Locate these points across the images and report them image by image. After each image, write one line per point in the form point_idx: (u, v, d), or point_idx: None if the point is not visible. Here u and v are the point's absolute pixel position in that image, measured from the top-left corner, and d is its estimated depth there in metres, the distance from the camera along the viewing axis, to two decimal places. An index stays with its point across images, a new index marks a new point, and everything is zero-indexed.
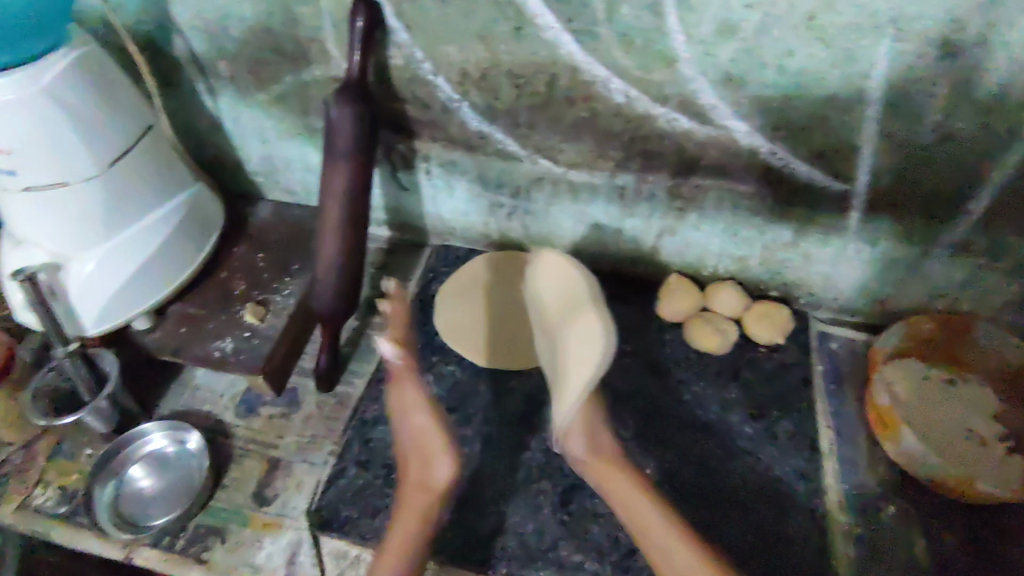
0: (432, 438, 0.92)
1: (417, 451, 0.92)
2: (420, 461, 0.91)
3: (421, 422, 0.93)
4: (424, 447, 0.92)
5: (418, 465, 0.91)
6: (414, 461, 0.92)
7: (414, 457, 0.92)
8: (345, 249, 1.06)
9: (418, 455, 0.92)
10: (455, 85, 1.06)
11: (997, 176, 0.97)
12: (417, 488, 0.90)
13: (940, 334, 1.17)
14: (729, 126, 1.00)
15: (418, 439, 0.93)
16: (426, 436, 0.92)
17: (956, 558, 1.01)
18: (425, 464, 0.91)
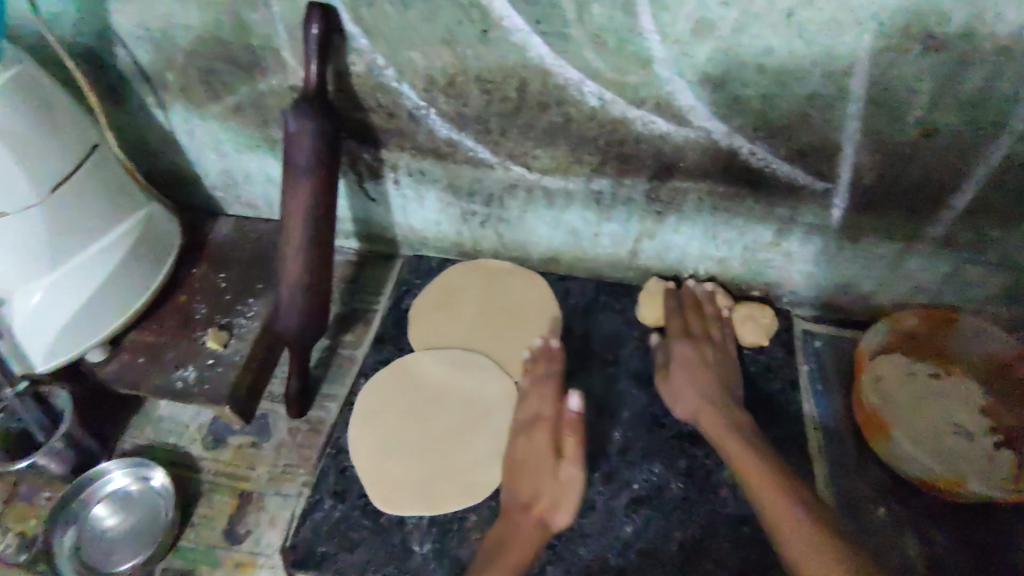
0: (548, 470, 0.96)
1: (522, 475, 0.96)
2: (553, 500, 0.94)
3: (533, 449, 0.98)
4: (567, 486, 0.95)
5: (549, 490, 0.95)
6: (544, 497, 0.94)
7: (541, 491, 0.95)
8: (311, 269, 1.00)
9: (540, 483, 0.95)
10: (421, 92, 1.01)
11: (981, 171, 0.95)
12: (524, 515, 0.93)
13: (924, 330, 1.15)
14: (708, 128, 0.97)
15: (529, 464, 0.97)
16: (553, 471, 0.96)
17: (949, 559, 0.99)
18: (556, 497, 0.94)
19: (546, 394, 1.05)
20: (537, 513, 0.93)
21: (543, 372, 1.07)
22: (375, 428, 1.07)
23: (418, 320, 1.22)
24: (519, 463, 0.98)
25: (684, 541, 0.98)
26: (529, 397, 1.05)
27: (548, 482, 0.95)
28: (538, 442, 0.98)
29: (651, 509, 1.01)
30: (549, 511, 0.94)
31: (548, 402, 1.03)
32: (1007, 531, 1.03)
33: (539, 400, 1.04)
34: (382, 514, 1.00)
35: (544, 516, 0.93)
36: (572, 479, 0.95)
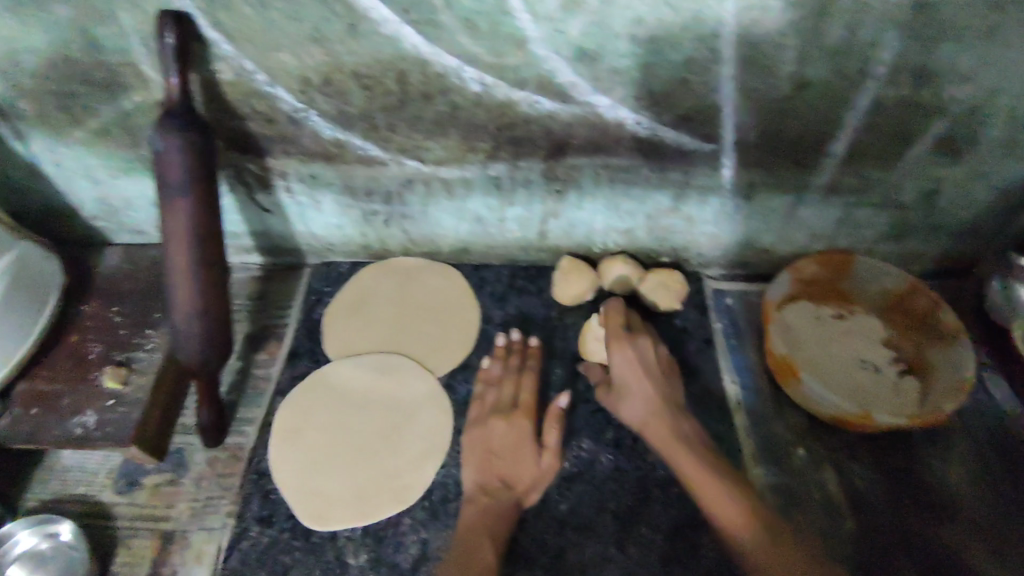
0: (532, 456, 0.99)
1: (503, 459, 0.99)
2: (531, 483, 0.98)
3: (514, 435, 1.00)
4: (545, 471, 0.99)
5: (530, 472, 0.98)
6: (522, 480, 0.98)
7: (523, 475, 0.98)
8: (204, 292, 0.95)
9: (521, 467, 0.98)
10: (298, 94, 0.97)
11: (854, 117, 0.99)
12: (504, 493, 0.96)
13: (824, 274, 1.20)
14: (592, 102, 0.97)
15: (511, 448, 0.99)
16: (535, 457, 0.99)
17: (865, 488, 1.05)
18: (534, 480, 0.98)
19: (528, 383, 1.06)
20: (517, 495, 0.97)
21: (528, 364, 1.09)
22: (298, 445, 1.04)
23: (332, 330, 1.18)
24: (500, 447, 1.00)
25: (618, 511, 0.99)
26: (484, 393, 1.07)
27: (527, 466, 0.98)
28: (521, 428, 1.01)
29: (583, 484, 1.02)
30: (527, 492, 0.98)
31: (526, 389, 1.05)
32: (914, 453, 1.09)
33: (521, 387, 1.06)
34: (314, 532, 0.97)
35: (520, 497, 0.97)
36: (549, 467, 0.99)
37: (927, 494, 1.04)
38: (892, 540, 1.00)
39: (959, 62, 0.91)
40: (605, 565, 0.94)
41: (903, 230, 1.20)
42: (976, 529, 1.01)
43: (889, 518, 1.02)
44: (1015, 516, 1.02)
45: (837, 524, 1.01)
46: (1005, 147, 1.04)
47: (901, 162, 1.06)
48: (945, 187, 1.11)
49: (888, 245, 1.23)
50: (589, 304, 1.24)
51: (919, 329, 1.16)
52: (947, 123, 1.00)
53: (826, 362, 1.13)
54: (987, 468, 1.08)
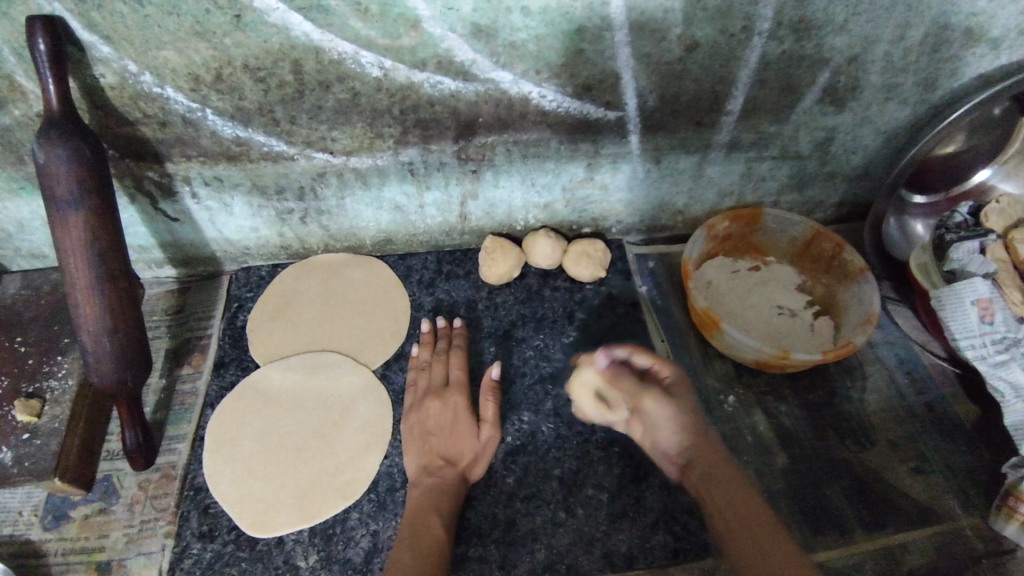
0: (470, 430, 1.00)
1: (444, 437, 0.99)
2: (473, 457, 0.99)
3: (450, 413, 1.01)
4: (485, 443, 1.00)
5: (471, 446, 0.99)
6: (464, 455, 0.99)
7: (464, 450, 0.99)
8: (112, 307, 0.91)
9: (461, 443, 0.99)
10: (190, 93, 0.94)
11: (745, 73, 1.03)
12: (449, 471, 0.97)
13: (736, 229, 1.25)
14: (494, 78, 0.98)
15: (450, 425, 1.00)
16: (473, 431, 1.01)
17: (792, 424, 1.11)
18: (476, 453, 0.99)
19: (457, 361, 1.07)
20: (461, 470, 0.98)
21: (455, 344, 1.10)
22: (236, 455, 1.01)
23: (257, 336, 1.15)
24: (437, 425, 1.00)
25: (563, 477, 1.02)
26: (421, 374, 1.07)
27: (468, 440, 0.99)
28: (456, 405, 1.02)
29: (527, 456, 1.04)
30: (471, 467, 0.99)
31: (456, 366, 1.07)
32: (832, 387, 1.16)
33: (450, 366, 1.07)
34: (259, 540, 0.95)
35: (464, 471, 0.98)
36: (488, 438, 1.01)
37: (848, 423, 1.11)
38: (820, 469, 1.06)
39: (833, 12, 0.96)
40: (555, 530, 0.96)
41: (803, 179, 1.27)
42: (893, 450, 1.09)
43: (815, 449, 1.08)
44: (926, 432, 1.11)
45: (770, 461, 1.07)
46: (884, 92, 1.11)
47: (793, 113, 1.12)
48: (835, 135, 1.18)
49: (791, 194, 1.30)
50: (517, 281, 1.25)
51: (827, 271, 1.23)
52: (829, 73, 1.06)
53: (745, 311, 1.18)
54: (898, 391, 1.15)
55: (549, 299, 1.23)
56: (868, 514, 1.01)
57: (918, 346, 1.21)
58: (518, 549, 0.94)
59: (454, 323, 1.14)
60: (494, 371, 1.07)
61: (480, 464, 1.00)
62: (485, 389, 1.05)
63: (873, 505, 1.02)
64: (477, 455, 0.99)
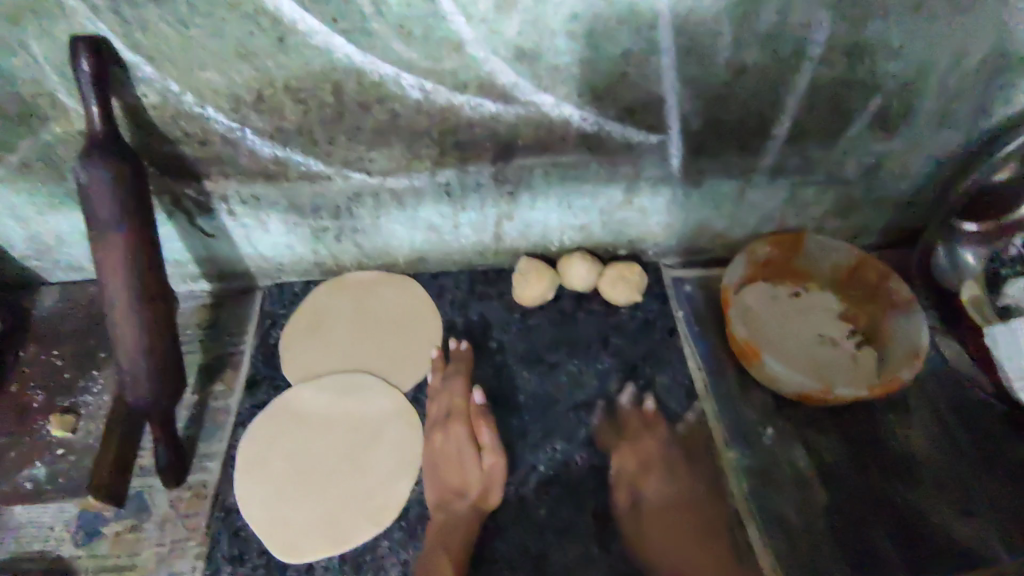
0: (471, 460, 0.99)
1: (447, 469, 0.99)
2: (481, 487, 0.97)
3: (453, 444, 1.01)
4: (491, 471, 0.98)
5: (476, 476, 0.98)
6: (471, 486, 0.98)
7: (470, 481, 0.98)
8: (149, 325, 0.91)
9: (465, 474, 0.98)
10: (230, 113, 0.93)
11: (793, 98, 1.00)
12: (459, 504, 0.96)
13: (777, 254, 1.21)
14: (535, 102, 0.96)
15: (452, 457, 1.00)
16: (475, 461, 0.99)
17: (835, 461, 1.07)
18: (484, 483, 0.98)
19: (455, 390, 1.07)
20: (471, 500, 0.96)
21: (451, 372, 1.09)
22: (265, 478, 1.01)
23: (290, 355, 1.14)
24: (442, 459, 1.00)
25: (598, 509, 0.99)
26: (433, 399, 1.06)
27: (473, 470, 0.99)
28: (457, 436, 1.01)
29: (560, 486, 1.02)
30: (482, 497, 0.97)
31: (458, 395, 1.06)
32: (876, 422, 1.12)
33: (449, 396, 1.06)
34: (289, 566, 0.94)
35: (476, 502, 0.96)
36: (492, 465, 0.99)
37: (893, 462, 1.07)
38: (863, 508, 1.02)
39: (887, 37, 0.93)
40: (589, 565, 0.94)
41: (848, 205, 1.23)
42: (942, 490, 1.04)
43: (858, 487, 1.05)
44: (976, 472, 1.06)
45: (811, 498, 1.03)
46: (938, 117, 1.07)
47: (841, 138, 1.08)
48: (883, 161, 1.14)
49: (836, 219, 1.26)
50: (551, 303, 1.23)
51: (872, 301, 1.19)
52: (881, 98, 1.02)
53: (787, 341, 1.15)
54: (946, 429, 1.11)
55: (583, 323, 1.21)
56: (916, 558, 0.97)
57: (966, 380, 1.16)
58: None
59: (463, 345, 1.13)
60: (478, 394, 1.05)
61: (495, 491, 0.98)
62: (475, 412, 1.03)
63: (920, 548, 0.98)
64: (487, 485, 0.97)
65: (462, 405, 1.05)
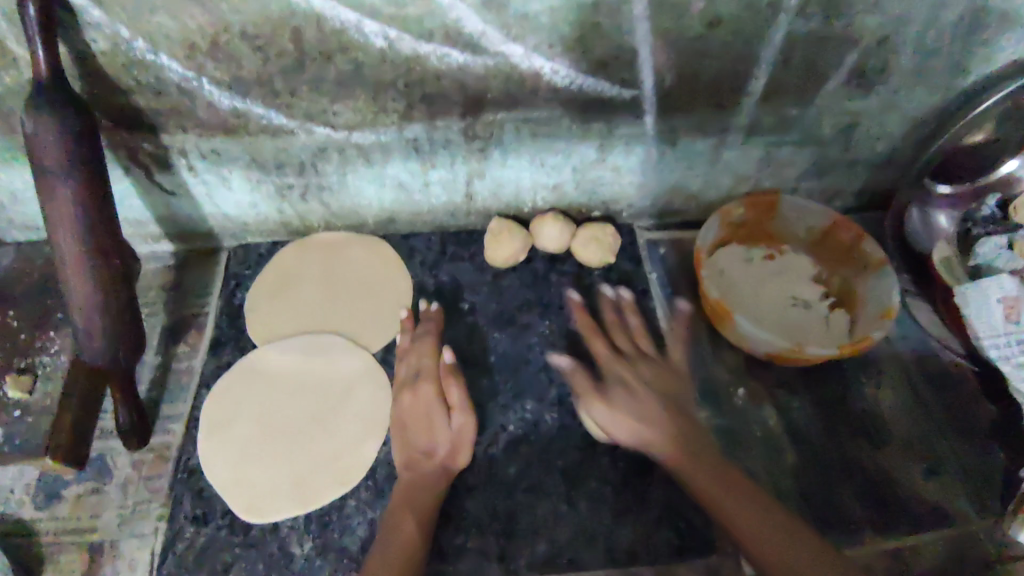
0: (440, 420, 0.97)
1: (417, 430, 0.96)
2: (451, 447, 0.95)
3: (422, 404, 0.98)
4: (459, 430, 0.97)
5: (445, 435, 0.96)
6: (440, 445, 0.96)
7: (439, 440, 0.96)
8: (104, 283, 0.88)
9: (435, 435, 0.96)
10: (185, 61, 0.89)
11: (768, 53, 0.98)
12: (427, 464, 0.94)
13: (752, 216, 1.20)
14: (505, 52, 0.93)
15: (421, 418, 0.97)
16: (444, 420, 0.97)
17: (803, 420, 1.08)
18: (453, 443, 0.96)
19: (425, 350, 1.04)
20: (440, 460, 0.94)
21: (421, 332, 1.07)
22: (230, 438, 0.99)
23: (256, 316, 1.12)
24: (412, 418, 0.98)
25: (566, 469, 0.99)
26: (405, 358, 1.04)
27: (442, 431, 0.96)
28: (426, 396, 0.99)
29: (529, 446, 1.01)
30: (451, 456, 0.95)
31: (428, 355, 1.03)
32: (845, 382, 1.12)
33: (419, 355, 1.03)
34: (253, 526, 0.93)
35: (444, 462, 0.94)
36: (462, 424, 0.97)
37: (861, 421, 1.08)
38: (830, 466, 1.03)
39: None
40: (557, 523, 0.94)
41: (824, 166, 1.22)
42: (907, 447, 1.06)
43: (826, 447, 1.05)
44: (942, 433, 1.07)
45: (779, 458, 1.04)
46: (915, 75, 1.05)
47: (817, 96, 1.07)
48: (859, 120, 1.12)
49: (812, 180, 1.25)
50: (524, 264, 1.21)
51: (845, 262, 1.18)
52: (858, 54, 1.00)
53: (760, 302, 1.14)
54: (914, 390, 1.12)
55: (555, 285, 1.19)
56: (880, 515, 0.99)
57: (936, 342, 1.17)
58: (519, 540, 0.93)
59: (435, 306, 1.11)
60: (446, 355, 1.03)
61: (466, 451, 0.96)
62: (447, 371, 1.01)
63: (883, 504, 1.00)
64: (456, 445, 0.96)
65: (434, 363, 1.03)
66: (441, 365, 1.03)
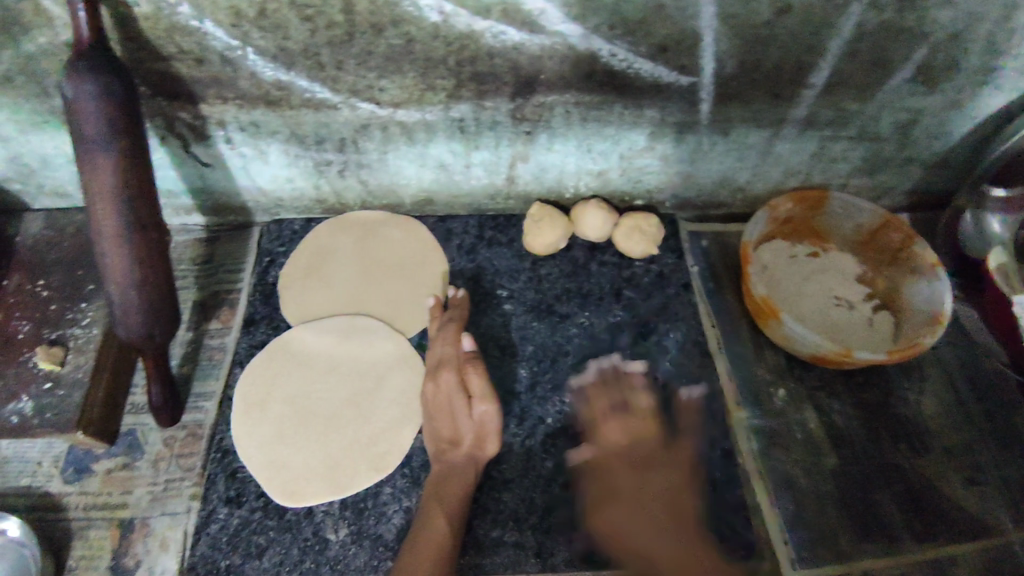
0: (462, 409, 0.93)
1: (440, 419, 0.94)
2: (475, 436, 0.92)
3: (443, 392, 0.95)
4: (482, 420, 0.93)
5: (468, 424, 0.92)
6: (465, 435, 0.92)
7: (463, 430, 0.92)
8: (140, 256, 0.85)
9: (458, 423, 0.93)
10: (231, 29, 0.85)
11: (835, 43, 0.94)
12: (454, 453, 0.91)
13: (799, 211, 1.16)
14: (562, 32, 0.89)
15: (443, 407, 0.94)
16: (466, 409, 0.93)
17: (845, 424, 1.05)
18: (477, 432, 0.92)
19: (447, 337, 1.00)
20: (466, 450, 0.92)
21: (446, 319, 1.02)
22: (263, 419, 0.97)
23: (289, 295, 1.09)
24: (435, 407, 0.94)
25: (604, 464, 0.97)
26: (433, 343, 1.00)
27: (464, 420, 0.93)
28: (447, 384, 0.95)
29: (568, 439, 0.99)
30: (477, 446, 0.92)
31: (448, 342, 0.99)
32: (887, 386, 1.10)
33: (441, 342, 0.99)
34: (288, 509, 0.92)
35: (471, 452, 0.92)
36: (485, 414, 0.93)
37: (901, 427, 1.05)
38: (870, 472, 1.01)
39: None
40: (595, 520, 0.92)
41: (878, 162, 1.18)
42: (948, 455, 1.03)
43: (867, 452, 1.03)
44: (985, 442, 1.05)
45: (819, 461, 1.01)
46: (985, 72, 1.00)
47: (880, 90, 1.02)
48: (921, 117, 1.08)
49: (864, 176, 1.21)
50: (562, 252, 1.18)
51: (893, 264, 1.14)
52: (929, 48, 0.96)
53: (803, 302, 1.11)
54: (959, 398, 1.09)
55: (595, 274, 1.16)
56: (920, 524, 0.96)
57: (982, 351, 1.14)
58: (557, 537, 0.91)
59: (461, 291, 1.07)
60: (464, 344, 0.98)
61: (492, 440, 0.93)
62: (466, 359, 0.96)
63: (924, 514, 0.97)
64: (481, 436, 0.92)
65: (453, 351, 0.98)
66: (460, 354, 0.97)
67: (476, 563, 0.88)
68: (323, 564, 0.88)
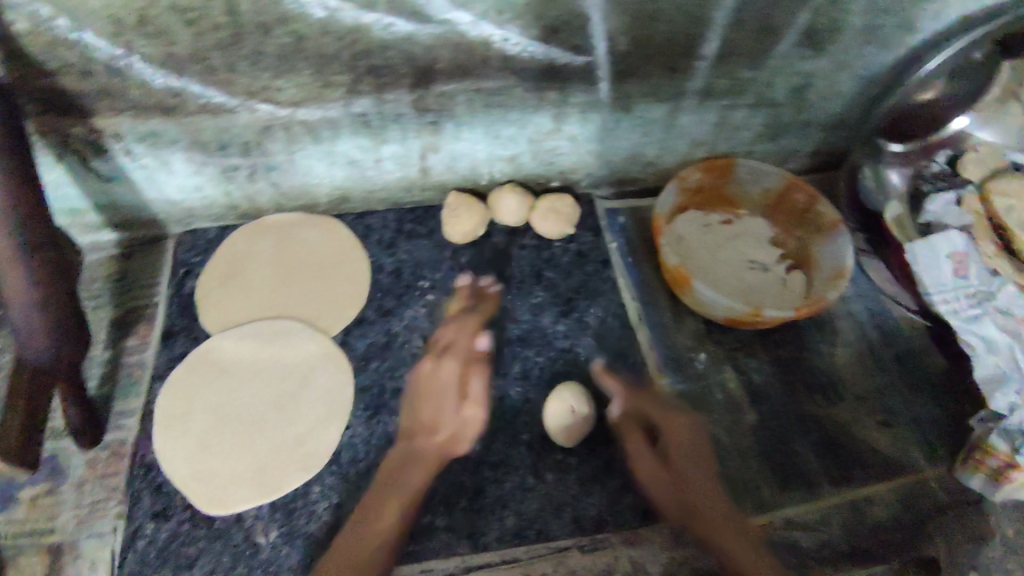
0: (452, 402, 0.98)
1: (425, 405, 0.98)
2: (452, 435, 0.96)
3: (440, 377, 1.00)
4: (468, 420, 0.97)
5: (450, 418, 0.97)
6: (445, 427, 0.96)
7: (444, 424, 0.96)
8: (41, 277, 0.83)
9: (441, 413, 0.97)
10: (113, 38, 0.84)
11: (720, 15, 0.97)
12: (426, 440, 0.95)
13: (708, 181, 1.19)
14: (452, 20, 0.90)
15: (433, 395, 0.99)
16: (455, 406, 0.98)
17: (763, 381, 1.09)
18: (456, 430, 0.96)
19: (468, 328, 1.06)
20: (438, 443, 0.95)
21: (472, 310, 1.09)
22: (187, 431, 0.96)
23: (208, 305, 1.08)
24: (426, 391, 0.99)
25: (533, 441, 0.99)
26: (450, 328, 1.06)
27: (448, 416, 0.97)
28: (449, 374, 1.00)
29: (495, 421, 1.01)
30: (450, 443, 0.95)
31: (467, 333, 1.05)
32: (801, 341, 1.14)
33: (457, 331, 1.05)
34: (217, 518, 0.91)
35: (442, 448, 0.95)
36: (472, 417, 0.97)
37: (817, 380, 1.10)
38: (789, 425, 1.05)
39: None
40: (525, 496, 0.94)
41: (778, 128, 1.22)
42: (862, 402, 1.08)
43: (785, 406, 1.07)
44: (895, 387, 1.10)
45: (739, 419, 1.05)
46: (866, 33, 1.05)
47: (769, 58, 1.06)
48: (813, 81, 1.12)
49: (767, 142, 1.26)
50: (483, 239, 1.20)
51: (799, 224, 1.19)
52: (810, 14, 1.00)
53: (716, 269, 1.14)
54: (869, 346, 1.14)
55: (516, 258, 1.18)
56: (836, 469, 1.01)
57: (886, 300, 1.20)
58: (489, 517, 0.92)
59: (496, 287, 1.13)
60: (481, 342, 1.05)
61: (467, 439, 0.97)
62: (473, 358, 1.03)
63: (840, 459, 1.02)
64: (455, 435, 0.96)
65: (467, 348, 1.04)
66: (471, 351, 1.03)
67: (405, 551, 0.89)
68: (255, 569, 0.88)
